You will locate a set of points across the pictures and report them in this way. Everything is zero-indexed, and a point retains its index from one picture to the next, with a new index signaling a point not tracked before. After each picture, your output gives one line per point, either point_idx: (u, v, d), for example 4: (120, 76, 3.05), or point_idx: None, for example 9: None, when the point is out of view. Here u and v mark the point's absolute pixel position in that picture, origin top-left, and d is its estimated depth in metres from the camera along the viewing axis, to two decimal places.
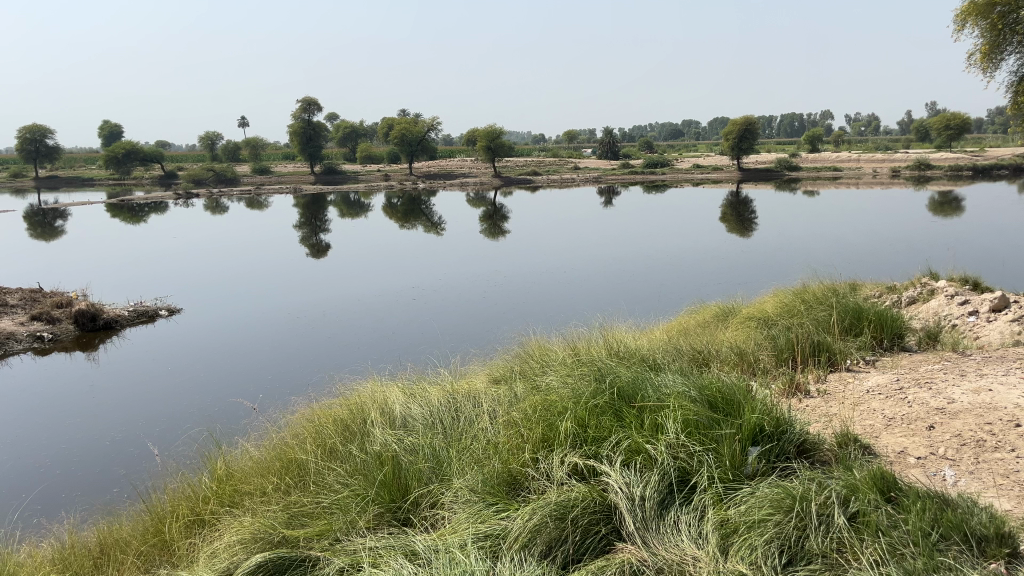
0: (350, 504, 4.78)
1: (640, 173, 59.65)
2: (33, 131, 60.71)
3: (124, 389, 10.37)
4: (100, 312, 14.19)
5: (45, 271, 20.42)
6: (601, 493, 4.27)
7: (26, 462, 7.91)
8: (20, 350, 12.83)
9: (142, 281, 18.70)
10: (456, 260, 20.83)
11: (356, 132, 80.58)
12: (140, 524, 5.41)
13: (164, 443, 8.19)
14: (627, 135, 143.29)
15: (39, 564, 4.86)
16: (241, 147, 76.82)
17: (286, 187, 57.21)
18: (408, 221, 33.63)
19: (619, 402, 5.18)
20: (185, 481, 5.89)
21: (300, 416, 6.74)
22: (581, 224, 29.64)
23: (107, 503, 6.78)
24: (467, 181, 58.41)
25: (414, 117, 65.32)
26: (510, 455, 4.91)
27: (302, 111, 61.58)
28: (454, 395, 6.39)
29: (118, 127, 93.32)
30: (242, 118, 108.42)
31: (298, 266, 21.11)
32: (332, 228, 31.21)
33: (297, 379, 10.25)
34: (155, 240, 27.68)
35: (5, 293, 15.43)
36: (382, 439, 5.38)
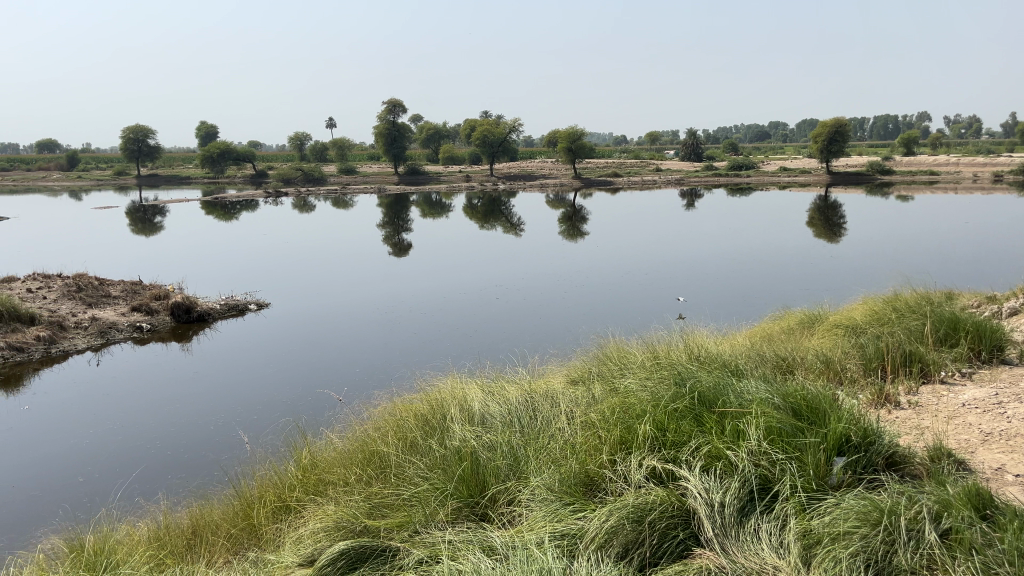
0: (429, 497, 4.88)
1: (724, 175, 58.48)
2: (137, 131, 64.20)
3: (215, 378, 10.81)
4: (195, 305, 14.90)
5: (144, 264, 21.48)
6: (679, 498, 4.23)
7: (127, 444, 8.37)
8: (121, 339, 13.54)
9: (234, 276, 19.48)
10: (536, 262, 20.91)
11: (439, 133, 81.74)
12: (230, 508, 5.67)
13: (254, 431, 8.51)
14: (711, 138, 140.88)
15: (138, 541, 5.15)
16: (329, 148, 78.93)
17: (370, 187, 58.42)
18: (487, 221, 34.00)
19: (699, 406, 5.12)
20: (272, 469, 6.12)
21: (381, 410, 6.91)
22: (662, 227, 29.29)
23: (198, 487, 7.10)
24: (547, 183, 58.46)
25: (496, 119, 65.86)
26: (587, 455, 4.92)
27: (387, 113, 62.85)
28: (532, 395, 6.42)
29: (214, 128, 97.59)
30: (331, 121, 111.72)
31: (381, 264, 21.58)
32: (415, 227, 31.76)
33: (380, 374, 10.49)
34: (246, 236, 28.75)
35: (108, 284, 16.29)
36: (461, 435, 5.44)
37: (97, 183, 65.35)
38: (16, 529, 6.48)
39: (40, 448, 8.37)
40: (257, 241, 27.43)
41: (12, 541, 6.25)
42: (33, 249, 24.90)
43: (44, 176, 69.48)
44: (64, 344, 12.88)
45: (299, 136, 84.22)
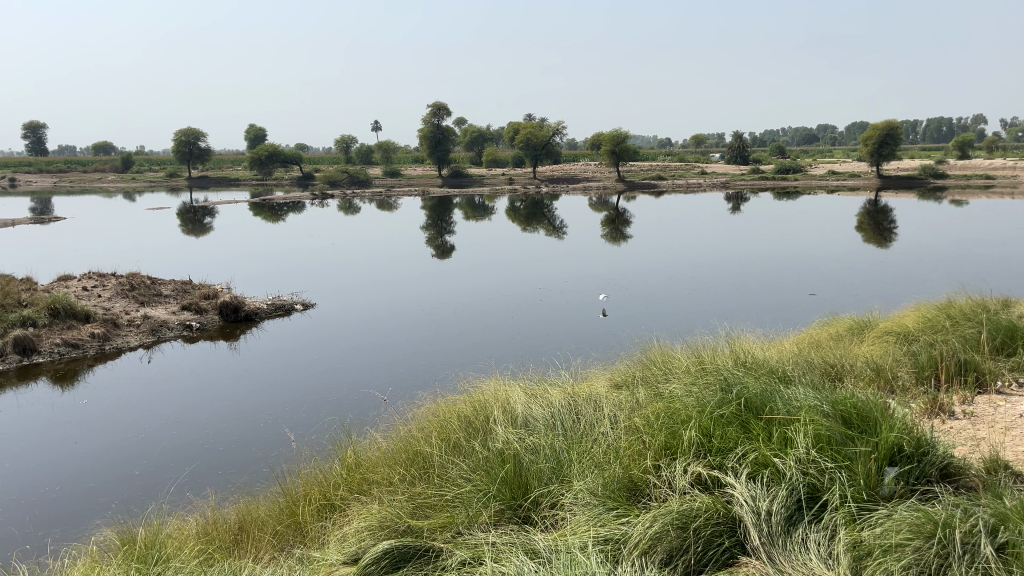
0: (472, 498, 4.89)
1: (771, 179, 57.62)
2: (189, 134, 65.63)
3: (261, 377, 11.00)
4: (243, 304, 15.17)
5: (194, 264, 21.92)
6: (725, 505, 4.18)
7: (178, 440, 8.56)
8: (171, 337, 13.84)
9: (281, 277, 19.77)
10: (580, 265, 20.82)
11: (483, 136, 82.06)
12: (276, 505, 5.76)
13: (300, 430, 8.63)
14: (757, 141, 139.13)
15: (187, 535, 5.26)
16: (374, 151, 79.73)
17: (414, 189, 58.85)
18: (530, 224, 33.98)
19: (746, 413, 5.05)
20: (317, 467, 6.20)
21: (425, 410, 6.96)
22: (707, 230, 28.96)
23: (246, 483, 7.22)
24: (591, 186, 58.26)
25: (540, 122, 65.88)
26: (631, 460, 4.89)
27: (432, 116, 63.21)
28: (575, 398, 6.39)
29: (263, 132, 99.39)
30: (376, 125, 112.95)
31: (425, 266, 21.70)
32: (459, 230, 31.90)
33: (425, 375, 10.55)
34: (293, 238, 29.17)
35: (160, 283, 16.69)
36: (504, 437, 5.44)
37: (150, 185, 66.93)
38: (70, 521, 6.66)
39: (94, 443, 8.61)
40: (303, 242, 27.81)
41: (66, 533, 6.42)
42: (89, 249, 25.61)
43: (99, 177, 71.49)
44: (117, 341, 13.22)
45: (345, 139, 85.22)
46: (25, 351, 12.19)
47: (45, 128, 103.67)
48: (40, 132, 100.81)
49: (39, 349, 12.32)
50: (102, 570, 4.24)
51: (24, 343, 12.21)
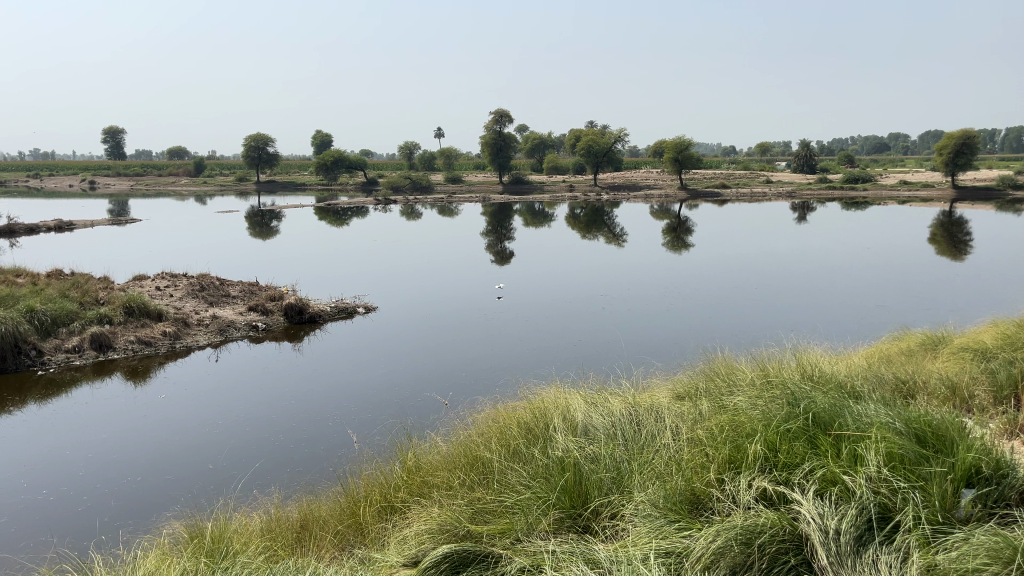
0: (531, 506, 4.87)
1: (839, 188, 56.19)
2: (258, 140, 67.53)
3: (325, 378, 11.19)
4: (307, 306, 15.47)
5: (262, 266, 22.48)
6: (791, 522, 4.08)
7: (244, 438, 8.77)
8: (238, 337, 14.21)
9: (345, 280, 20.11)
10: (641, 273, 20.64)
11: (544, 143, 82.15)
12: (337, 506, 5.86)
13: (362, 431, 8.75)
14: (824, 149, 136.07)
15: (251, 531, 5.38)
16: (436, 157, 80.62)
17: (475, 196, 59.27)
18: (590, 231, 33.88)
19: (814, 428, 4.92)
20: (378, 469, 6.28)
21: (485, 415, 6.99)
22: (772, 239, 28.42)
23: (309, 483, 7.36)
24: (652, 194, 57.75)
25: (602, 129, 65.63)
26: (694, 473, 4.81)
27: (494, 123, 63.60)
28: (636, 408, 6.32)
29: (329, 137, 101.46)
30: (439, 132, 114.14)
31: (484, 271, 21.78)
32: (519, 236, 31.95)
33: (485, 380, 10.61)
34: (357, 242, 29.67)
35: (228, 285, 17.15)
36: (564, 446, 5.39)
37: (221, 188, 68.95)
38: (142, 513, 6.88)
39: (165, 438, 8.88)
40: (367, 246, 28.27)
41: (137, 526, 6.63)
42: (164, 249, 26.50)
43: (173, 181, 74.02)
44: (187, 340, 13.64)
45: (408, 145, 86.38)
46: (102, 347, 12.69)
47: (123, 133, 107.90)
48: (118, 137, 105.17)
49: (114, 345, 12.81)
50: (173, 562, 4.34)
51: (101, 340, 12.71)
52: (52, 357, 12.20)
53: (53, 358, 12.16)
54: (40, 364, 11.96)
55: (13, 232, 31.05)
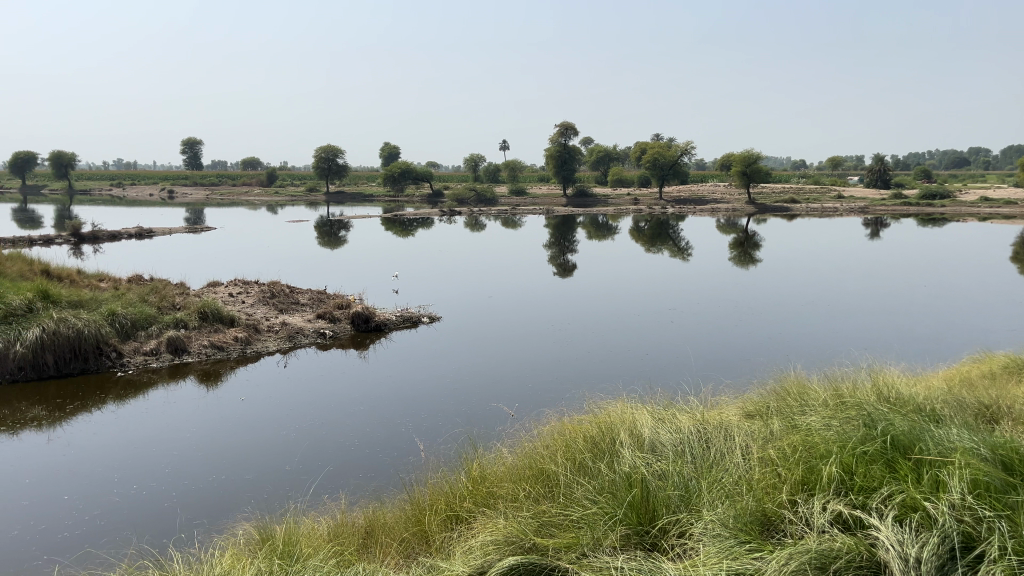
0: (598, 520, 4.83)
1: (915, 204, 54.32)
2: (328, 152, 69.24)
3: (393, 386, 11.34)
4: (373, 315, 15.72)
5: (331, 275, 22.95)
6: (869, 547, 3.97)
7: (314, 443, 8.95)
8: (307, 344, 14.52)
9: (410, 289, 20.40)
10: (707, 287, 20.37)
11: (609, 156, 81.75)
12: (403, 513, 5.94)
13: (429, 439, 8.83)
14: (899, 164, 132.01)
15: (321, 535, 5.48)
16: (502, 170, 81.24)
17: (539, 208, 59.38)
18: (655, 245, 33.51)
19: (892, 451, 4.76)
20: (444, 478, 6.35)
21: (550, 428, 6.98)
22: (844, 256, 27.68)
23: (376, 489, 7.46)
24: (719, 208, 56.86)
25: (668, 142, 65.03)
26: (765, 494, 4.73)
27: (559, 135, 63.74)
28: (705, 425, 6.22)
29: (396, 149, 103.19)
30: (504, 143, 115.07)
31: (548, 283, 21.79)
32: (584, 249, 31.80)
33: (552, 392, 10.59)
34: (422, 252, 30.06)
35: (299, 292, 17.54)
36: (630, 460, 5.32)
37: (292, 199, 70.70)
38: (215, 514, 7.08)
39: (237, 441, 9.12)
40: (432, 257, 28.62)
41: (209, 526, 6.80)
42: (237, 257, 27.30)
43: (246, 191, 76.28)
44: (257, 345, 14.01)
45: (474, 157, 87.24)
46: (177, 350, 13.13)
47: (199, 143, 111.72)
48: (195, 148, 108.90)
49: (189, 349, 13.25)
50: (247, 562, 4.45)
51: (176, 344, 13.16)
52: (131, 359, 12.67)
53: (132, 360, 12.63)
54: (120, 365, 12.44)
55: (97, 239, 32.47)
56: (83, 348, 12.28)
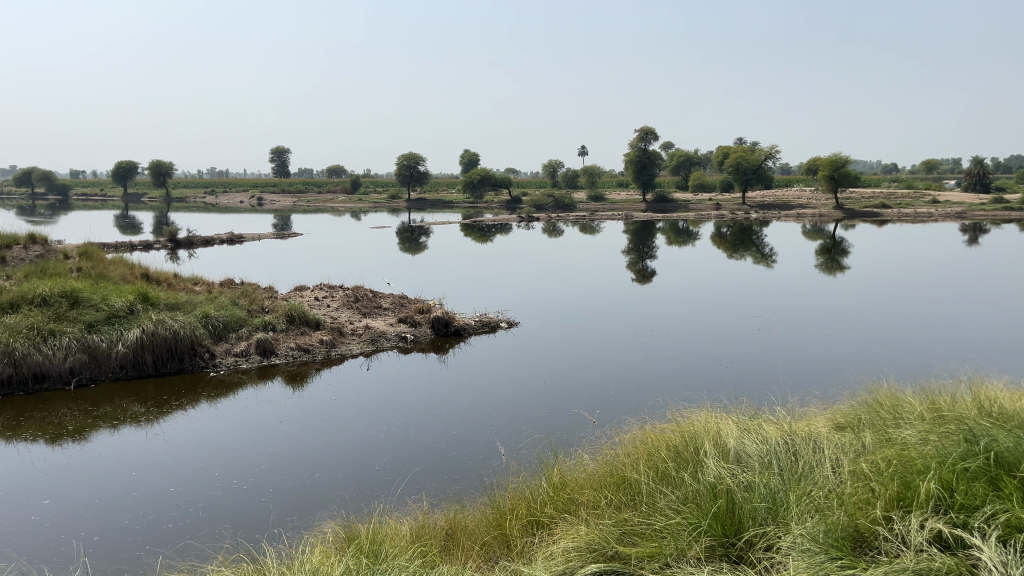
0: (681, 531, 4.75)
1: (1017, 210, 51.62)
2: (410, 159, 70.64)
3: (478, 390, 11.44)
4: (453, 319, 15.92)
5: (412, 280, 23.37)
6: (969, 568, 3.79)
7: (397, 445, 9.10)
8: (389, 347, 14.82)
9: (489, 294, 20.60)
10: (792, 294, 19.85)
11: (689, 161, 80.62)
12: (485, 517, 5.99)
13: (510, 444, 8.88)
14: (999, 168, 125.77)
15: (403, 536, 5.57)
16: (581, 175, 81.13)
17: (618, 214, 59.06)
18: (737, 251, 32.88)
19: (996, 468, 4.52)
20: (525, 484, 6.38)
21: (632, 436, 6.92)
22: (939, 263, 26.55)
23: (458, 492, 7.55)
24: (805, 213, 55.32)
25: (751, 146, 63.67)
26: (857, 509, 4.57)
27: (639, 140, 63.24)
28: (792, 436, 6.05)
29: (475, 156, 104.36)
30: (583, 149, 114.85)
31: (627, 289, 21.67)
32: (663, 255, 31.43)
33: (634, 399, 10.50)
34: (501, 258, 30.30)
35: (381, 297, 17.89)
36: (715, 470, 5.21)
37: (375, 205, 72.28)
38: (304, 511, 7.28)
39: (324, 441, 9.37)
40: (511, 262, 28.81)
41: (296, 523, 7.00)
42: (322, 262, 28.10)
43: (331, 198, 78.44)
44: (341, 348, 14.37)
45: (553, 163, 87.37)
46: (266, 352, 13.61)
47: (287, 152, 115.67)
48: (284, 156, 112.67)
49: (276, 351, 13.70)
50: (334, 560, 4.55)
51: (265, 346, 13.64)
52: (222, 360, 13.17)
53: (224, 361, 13.13)
54: (212, 365, 12.95)
55: (192, 244, 33.92)
56: (179, 349, 12.84)
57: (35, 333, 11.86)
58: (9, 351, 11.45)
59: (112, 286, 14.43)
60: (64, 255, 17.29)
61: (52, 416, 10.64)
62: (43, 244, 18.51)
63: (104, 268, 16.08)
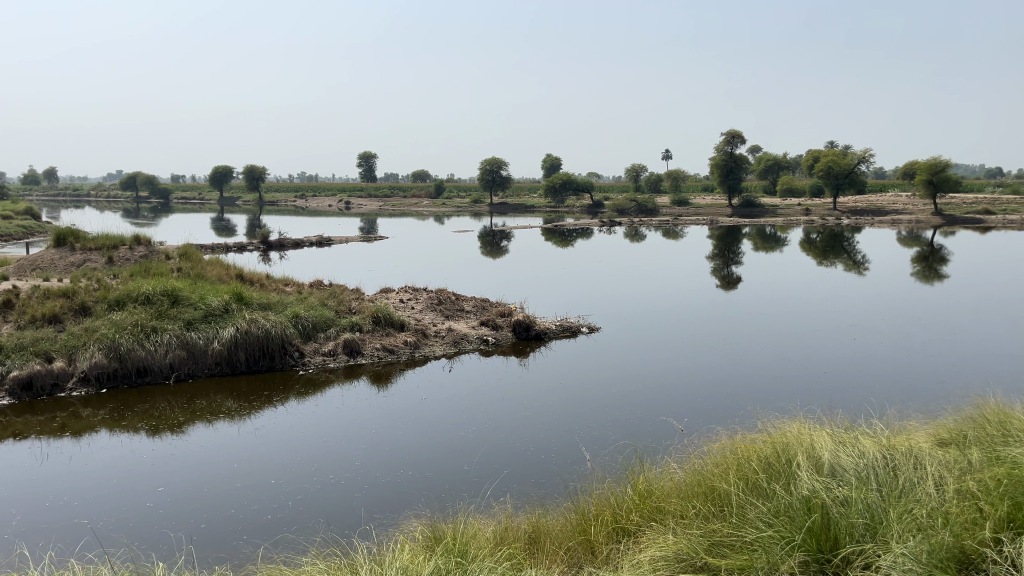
0: (774, 544, 4.62)
1: None
2: (493, 164, 71.24)
3: (566, 393, 11.44)
4: (534, 323, 15.93)
5: (494, 283, 23.52)
6: None
7: (484, 446, 9.19)
8: (470, 350, 14.95)
9: (570, 299, 20.53)
10: (887, 303, 19.06)
11: (778, 164, 78.48)
12: (570, 522, 5.97)
13: (596, 449, 8.84)
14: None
15: (488, 537, 5.61)
16: (665, 179, 80.15)
17: (702, 219, 58.03)
18: (827, 257, 31.78)
19: None
20: (610, 490, 6.33)
21: (721, 445, 6.78)
22: None
23: (543, 495, 7.57)
24: (900, 219, 53.08)
25: (844, 150, 61.52)
26: (962, 530, 4.38)
27: (725, 144, 62.00)
28: (892, 451, 5.81)
29: (558, 161, 104.62)
30: (668, 153, 113.37)
31: (712, 295, 21.27)
32: (749, 261, 30.69)
33: (723, 408, 10.29)
34: (583, 262, 30.22)
35: (463, 299, 18.06)
36: (809, 482, 5.04)
37: (457, 209, 73.21)
38: (392, 509, 7.43)
39: (412, 440, 9.54)
40: (593, 267, 28.70)
41: (385, 520, 7.15)
42: (407, 265, 28.63)
43: (415, 202, 79.81)
44: (425, 350, 14.60)
45: (636, 167, 86.62)
46: (352, 352, 13.94)
47: (374, 157, 118.47)
48: (371, 161, 115.52)
49: (363, 351, 14.03)
50: (424, 559, 4.62)
51: (352, 346, 13.97)
52: (311, 358, 13.56)
53: (313, 360, 13.52)
54: (302, 364, 13.36)
55: (282, 246, 35.09)
56: (270, 347, 13.29)
57: (138, 329, 12.48)
58: (115, 345, 12.10)
59: (210, 285, 15.05)
60: (165, 256, 18.14)
61: (153, 409, 11.19)
62: (146, 244, 19.48)
63: (202, 269, 16.77)
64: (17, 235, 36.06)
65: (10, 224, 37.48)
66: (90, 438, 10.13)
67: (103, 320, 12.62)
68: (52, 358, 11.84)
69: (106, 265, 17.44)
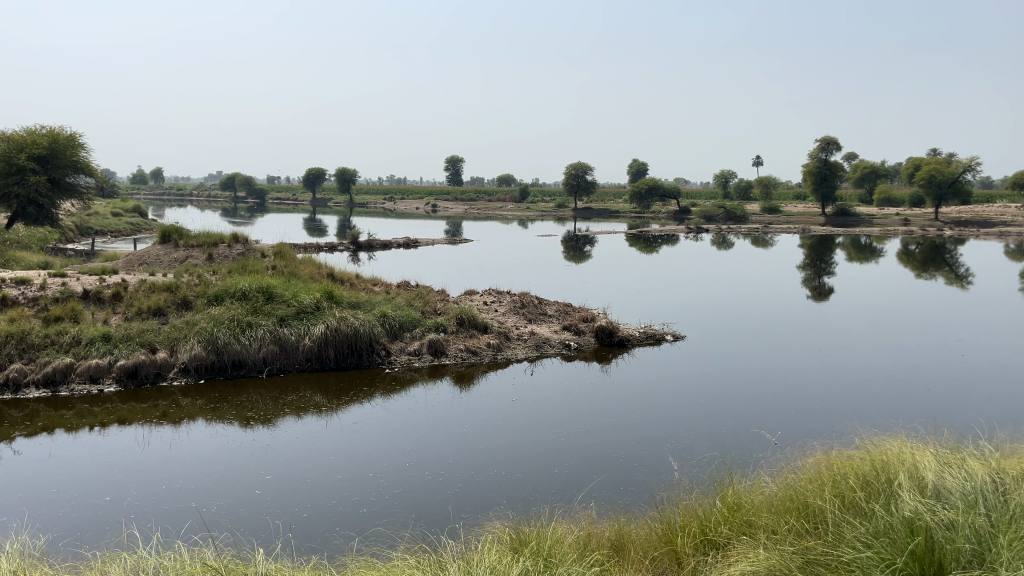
0: (873, 566, 4.43)
1: None
2: (578, 169, 71.23)
3: (653, 401, 11.32)
4: (617, 329, 15.77)
5: (579, 288, 23.44)
6: None
7: (570, 450, 9.19)
8: (553, 354, 14.95)
9: (656, 306, 20.25)
10: (997, 319, 18.01)
11: (876, 172, 75.51)
12: (657, 531, 5.89)
13: (684, 459, 8.71)
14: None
15: (573, 542, 5.59)
16: (755, 186, 78.28)
17: (793, 227, 56.35)
18: (928, 270, 30.31)
19: None
20: (698, 501, 6.23)
21: (816, 461, 6.57)
22: None
23: (630, 502, 7.51)
24: (1009, 232, 50.24)
25: (948, 158, 58.68)
26: None
27: (820, 151, 60.11)
28: (1001, 475, 5.50)
29: (645, 166, 103.84)
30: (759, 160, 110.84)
31: (805, 306, 20.62)
32: (843, 271, 29.57)
33: (817, 423, 9.99)
34: (668, 269, 29.82)
35: (546, 303, 18.08)
36: (910, 503, 4.82)
37: (542, 214, 73.38)
38: (479, 508, 7.51)
39: (498, 441, 9.62)
40: (680, 273, 28.28)
41: (472, 519, 7.24)
42: (491, 268, 28.84)
43: (500, 205, 80.42)
44: (507, 352, 14.69)
45: (726, 173, 84.92)
46: (436, 352, 14.15)
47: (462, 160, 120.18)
48: (458, 164, 117.24)
49: (446, 351, 14.22)
50: (512, 559, 4.67)
51: (436, 346, 14.17)
52: (397, 357, 13.83)
53: (398, 358, 13.78)
54: (388, 362, 13.63)
55: (371, 246, 35.91)
56: (358, 345, 13.59)
57: (235, 323, 13.01)
58: (213, 339, 12.62)
59: (303, 284, 15.52)
60: (261, 254, 18.79)
61: (246, 401, 11.61)
62: (244, 242, 20.25)
63: (295, 267, 17.32)
64: (125, 231, 38.14)
65: (120, 221, 39.67)
66: (188, 426, 10.59)
67: (203, 315, 13.21)
68: (155, 349, 12.42)
69: (206, 262, 18.21)
